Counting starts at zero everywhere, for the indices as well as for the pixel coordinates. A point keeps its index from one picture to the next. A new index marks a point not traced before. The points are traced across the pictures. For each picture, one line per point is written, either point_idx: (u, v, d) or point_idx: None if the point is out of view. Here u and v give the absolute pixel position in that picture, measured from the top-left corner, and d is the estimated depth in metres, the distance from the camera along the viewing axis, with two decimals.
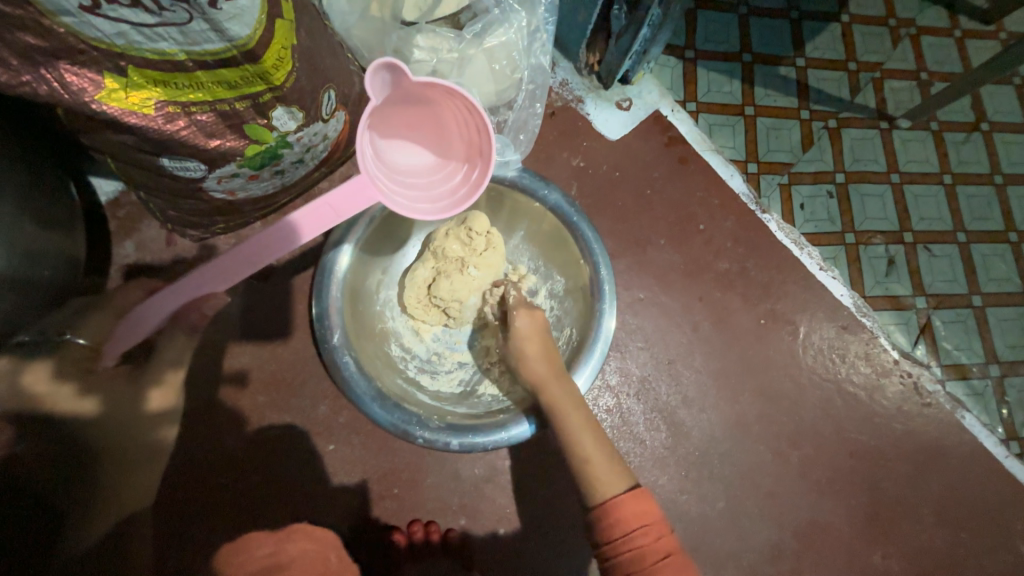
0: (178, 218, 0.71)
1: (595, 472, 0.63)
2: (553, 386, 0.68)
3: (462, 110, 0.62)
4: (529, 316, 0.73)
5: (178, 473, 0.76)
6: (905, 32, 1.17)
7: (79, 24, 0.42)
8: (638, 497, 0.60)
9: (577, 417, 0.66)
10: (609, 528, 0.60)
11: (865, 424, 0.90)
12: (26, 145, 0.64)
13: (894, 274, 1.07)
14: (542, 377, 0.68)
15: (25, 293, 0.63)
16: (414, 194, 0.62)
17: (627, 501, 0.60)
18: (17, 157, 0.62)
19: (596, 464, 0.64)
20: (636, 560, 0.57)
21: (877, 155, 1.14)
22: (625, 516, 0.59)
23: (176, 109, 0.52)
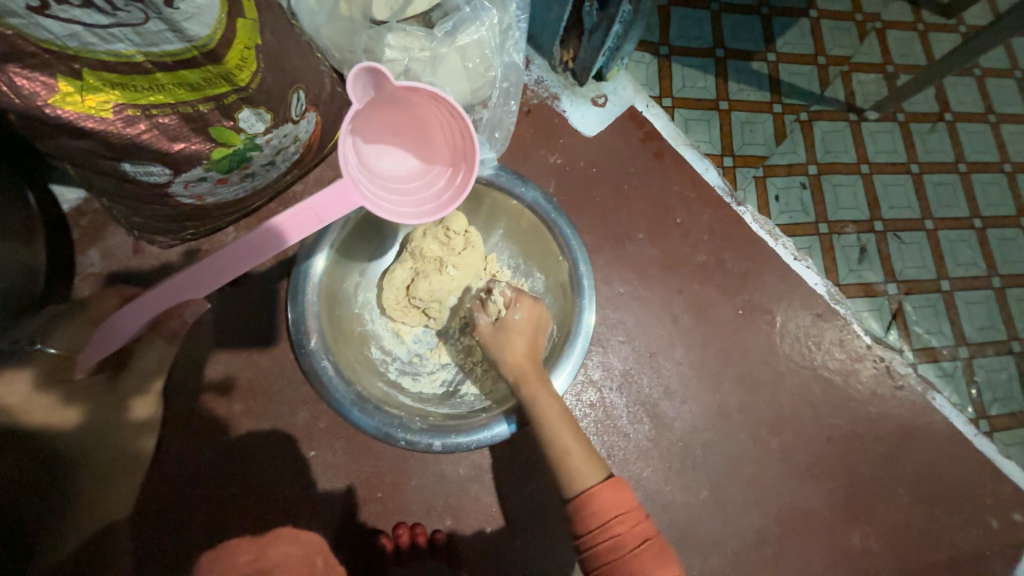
0: (145, 225, 0.69)
1: (573, 465, 0.63)
2: (530, 380, 0.67)
3: (446, 114, 0.62)
4: (530, 308, 0.71)
5: (154, 487, 0.74)
6: (870, 26, 1.21)
7: (26, 26, 0.40)
8: (614, 487, 0.61)
9: (552, 409, 0.66)
10: (586, 518, 0.60)
11: (841, 409, 0.92)
12: None
13: (866, 262, 1.10)
14: (521, 371, 0.68)
15: None
16: (398, 199, 0.61)
17: (604, 491, 0.60)
18: None
19: (575, 456, 0.64)
20: (615, 548, 0.58)
21: (847, 147, 1.16)
22: (604, 507, 0.60)
23: (137, 112, 0.50)
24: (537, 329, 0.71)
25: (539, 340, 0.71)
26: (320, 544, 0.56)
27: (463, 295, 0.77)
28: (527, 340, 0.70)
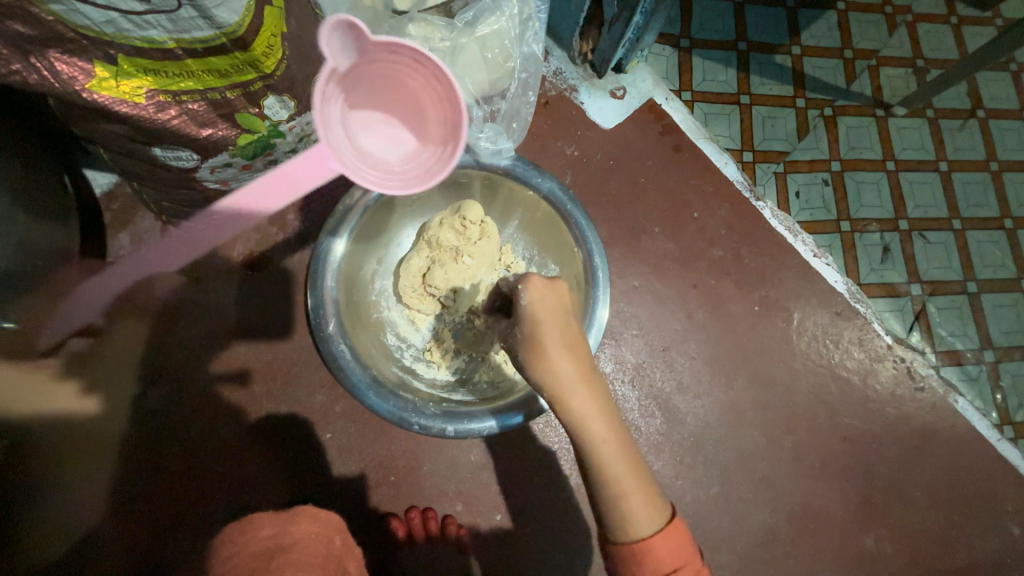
0: (172, 209, 0.72)
1: (629, 509, 0.53)
2: (579, 403, 0.51)
3: (430, 81, 0.56)
4: (541, 291, 0.54)
5: (129, 450, 0.77)
6: (901, 19, 1.17)
7: (67, 12, 0.43)
8: (667, 540, 0.53)
9: (610, 446, 0.52)
10: (638, 566, 0.53)
11: (858, 409, 0.91)
12: (19, 136, 0.64)
13: (889, 261, 1.07)
14: (571, 388, 0.52)
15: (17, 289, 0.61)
16: (387, 173, 0.57)
17: (660, 543, 0.53)
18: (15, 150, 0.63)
19: (632, 500, 0.53)
20: None
21: (872, 144, 1.13)
22: (658, 558, 0.53)
23: (168, 97, 0.52)
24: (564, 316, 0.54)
25: (572, 338, 0.54)
26: (338, 523, 0.58)
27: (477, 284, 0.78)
28: (569, 339, 0.54)
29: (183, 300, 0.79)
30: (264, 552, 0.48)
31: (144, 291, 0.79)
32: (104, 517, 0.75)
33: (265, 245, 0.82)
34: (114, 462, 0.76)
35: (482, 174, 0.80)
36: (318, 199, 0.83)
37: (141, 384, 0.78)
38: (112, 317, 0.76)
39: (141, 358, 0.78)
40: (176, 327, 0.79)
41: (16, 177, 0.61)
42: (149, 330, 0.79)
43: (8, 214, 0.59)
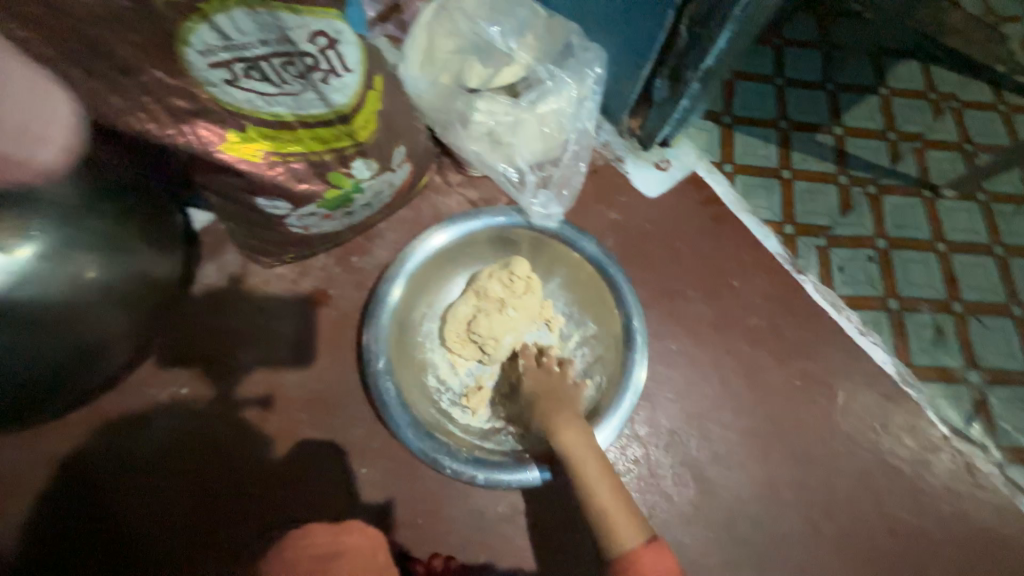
0: (258, 247, 0.81)
1: (613, 522, 0.60)
2: (564, 428, 0.66)
3: None
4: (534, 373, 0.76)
5: (181, 466, 0.81)
6: (946, 105, 1.20)
7: (219, 92, 0.53)
8: (652, 553, 0.58)
9: (592, 465, 0.63)
10: None
11: (909, 502, 0.85)
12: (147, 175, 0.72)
13: (942, 345, 1.04)
14: (556, 419, 0.67)
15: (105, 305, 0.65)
16: None
17: (645, 556, 0.57)
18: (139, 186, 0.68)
19: (613, 517, 0.60)
20: None
21: (920, 224, 1.13)
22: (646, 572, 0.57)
23: (278, 158, 0.61)
24: (552, 380, 0.74)
25: (559, 393, 0.72)
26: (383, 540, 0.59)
27: (517, 335, 0.82)
28: (556, 393, 0.72)
29: (249, 327, 0.87)
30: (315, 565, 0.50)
31: (216, 317, 0.87)
32: (148, 530, 0.78)
33: (329, 283, 0.89)
34: (167, 477, 0.80)
35: (533, 235, 0.87)
36: (380, 245, 0.91)
37: (199, 403, 0.83)
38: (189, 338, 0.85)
39: (205, 378, 0.84)
40: (238, 352, 0.86)
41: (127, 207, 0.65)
42: (217, 351, 0.85)
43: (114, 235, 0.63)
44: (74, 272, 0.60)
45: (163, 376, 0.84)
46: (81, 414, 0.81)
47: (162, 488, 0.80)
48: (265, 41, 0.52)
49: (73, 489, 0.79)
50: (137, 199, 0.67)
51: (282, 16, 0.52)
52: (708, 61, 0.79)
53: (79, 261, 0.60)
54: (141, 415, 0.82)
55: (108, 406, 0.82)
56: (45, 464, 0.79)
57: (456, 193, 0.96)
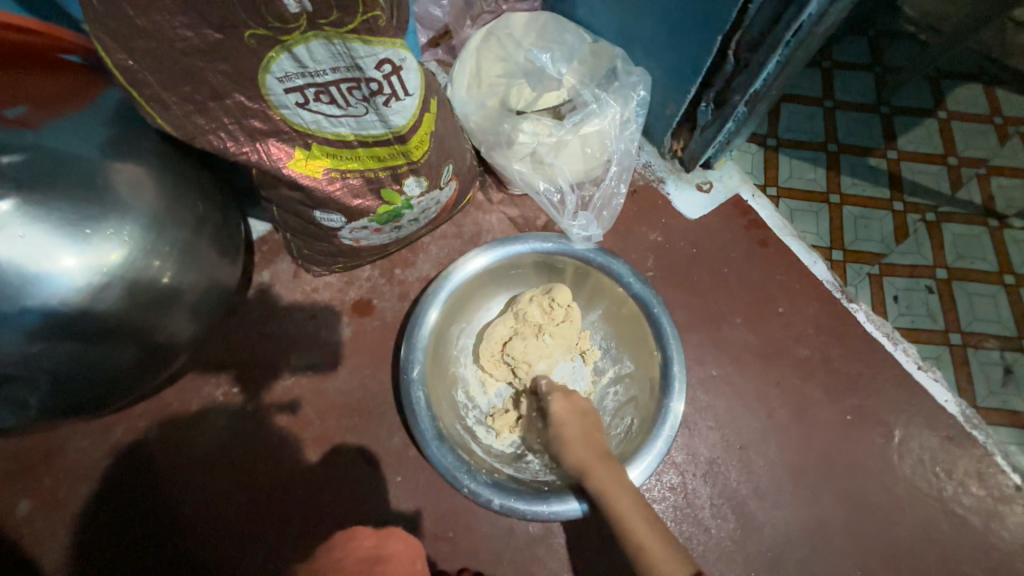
0: (310, 257, 0.85)
1: (652, 555, 0.57)
2: (595, 469, 0.68)
3: None
4: (563, 399, 0.77)
5: (228, 463, 0.85)
6: (1013, 129, 1.14)
7: (290, 115, 0.57)
8: None
9: (625, 501, 0.64)
10: None
11: (978, 556, 0.78)
12: (218, 186, 0.77)
13: (1013, 386, 0.96)
14: (586, 461, 0.69)
15: (169, 308, 0.69)
16: None
17: None
18: (211, 196, 0.74)
19: (654, 552, 0.58)
20: None
21: (985, 254, 1.06)
22: None
23: (337, 174, 0.65)
24: (580, 412, 0.76)
25: (586, 427, 0.74)
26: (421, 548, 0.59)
27: (549, 363, 0.83)
28: (583, 426, 0.74)
29: (297, 332, 0.91)
30: (365, 560, 0.52)
31: (267, 321, 0.92)
32: (195, 522, 0.82)
33: (373, 294, 0.92)
34: (214, 473, 0.84)
35: (575, 263, 0.87)
36: (423, 259, 0.95)
37: (247, 403, 0.87)
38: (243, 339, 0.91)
39: (256, 379, 0.89)
40: (286, 355, 0.90)
41: (199, 216, 0.71)
42: (268, 354, 0.90)
43: (190, 244, 0.69)
44: (151, 276, 0.65)
45: (218, 376, 0.89)
46: (143, 407, 0.87)
47: (208, 481, 0.84)
48: (337, 67, 0.54)
49: (129, 477, 0.84)
50: (208, 211, 0.73)
51: (354, 44, 0.52)
52: (756, 85, 0.78)
53: (155, 266, 0.65)
54: (194, 410, 0.87)
55: (165, 401, 0.87)
56: (107, 452, 0.85)
57: (498, 211, 0.98)
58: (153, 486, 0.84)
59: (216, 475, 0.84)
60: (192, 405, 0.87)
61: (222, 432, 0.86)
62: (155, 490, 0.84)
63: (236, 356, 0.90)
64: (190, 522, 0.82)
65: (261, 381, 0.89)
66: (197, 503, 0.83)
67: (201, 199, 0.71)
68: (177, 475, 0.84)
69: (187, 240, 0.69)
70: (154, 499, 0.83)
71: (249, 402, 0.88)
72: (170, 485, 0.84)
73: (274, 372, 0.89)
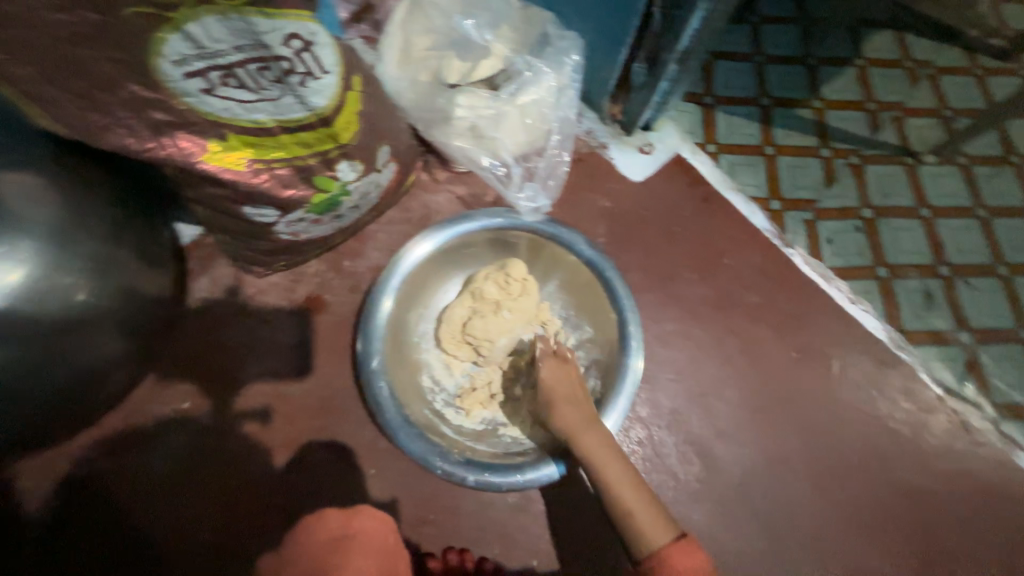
0: (248, 257, 0.80)
1: (638, 518, 0.63)
2: (584, 435, 0.69)
3: None
4: (554, 366, 0.76)
5: (189, 480, 0.81)
6: (922, 72, 1.21)
7: (196, 103, 0.52)
8: (686, 549, 0.60)
9: (613, 466, 0.67)
10: None
11: (912, 462, 0.87)
12: (139, 185, 0.71)
13: (933, 308, 1.05)
14: (575, 426, 0.70)
15: (94, 326, 0.64)
16: None
17: (675, 554, 0.59)
18: (128, 199, 0.68)
19: (639, 513, 0.63)
20: None
21: (903, 191, 1.14)
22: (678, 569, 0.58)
23: (262, 165, 0.61)
24: (570, 380, 0.75)
25: (579, 393, 0.74)
26: (391, 524, 0.58)
27: (511, 338, 0.82)
28: (573, 394, 0.74)
29: (247, 338, 0.87)
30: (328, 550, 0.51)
31: (213, 330, 0.87)
32: (161, 545, 0.78)
33: (324, 289, 0.89)
34: (175, 491, 0.80)
35: (528, 236, 0.87)
36: (372, 247, 0.91)
37: (202, 416, 0.83)
38: (188, 352, 0.85)
39: (209, 391, 0.84)
40: (238, 363, 0.85)
41: (115, 223, 0.65)
42: (219, 365, 0.85)
43: (110, 254, 0.64)
44: (66, 293, 0.60)
45: (166, 393, 0.83)
46: (87, 436, 0.81)
47: (170, 501, 0.80)
48: (240, 46, 0.51)
49: (80, 511, 0.79)
50: (126, 215, 0.67)
51: (253, 19, 0.50)
52: (683, 42, 0.79)
53: (71, 283, 0.60)
54: (142, 430, 0.82)
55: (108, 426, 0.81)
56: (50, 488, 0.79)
57: (444, 191, 0.96)
58: (108, 515, 0.79)
59: (177, 494, 0.80)
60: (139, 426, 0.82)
61: (177, 450, 0.82)
62: (111, 519, 0.79)
63: (183, 370, 0.85)
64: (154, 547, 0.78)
65: (214, 393, 0.84)
66: (159, 525, 0.79)
67: (117, 204, 0.66)
68: (134, 501, 0.80)
69: (106, 251, 0.64)
70: (111, 530, 0.78)
71: (204, 415, 0.83)
72: (126, 512, 0.79)
73: (228, 382, 0.85)
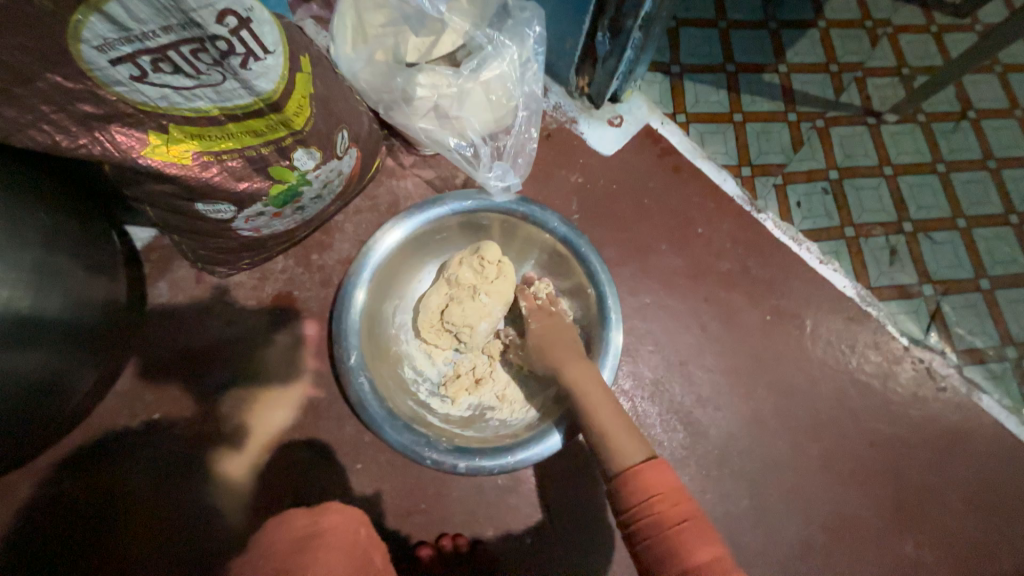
0: (208, 256, 0.76)
1: (611, 436, 0.62)
2: (569, 364, 0.70)
3: None
4: (547, 320, 0.76)
5: (168, 490, 0.78)
6: (881, 31, 1.23)
7: (127, 92, 0.48)
8: (656, 465, 0.58)
9: (593, 390, 0.67)
10: (629, 491, 0.57)
11: (882, 412, 0.91)
12: (65, 186, 0.66)
13: (897, 264, 1.09)
14: (560, 359, 0.70)
15: (36, 337, 0.60)
16: None
17: (646, 467, 0.57)
18: (58, 203, 0.63)
19: (612, 432, 0.62)
20: (659, 532, 0.53)
21: (867, 151, 1.17)
22: (646, 480, 0.57)
23: (210, 158, 0.58)
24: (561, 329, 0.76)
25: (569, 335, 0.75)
26: (362, 517, 0.59)
27: (492, 322, 0.79)
28: (565, 337, 0.74)
29: (215, 341, 0.83)
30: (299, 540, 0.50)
31: (178, 336, 0.83)
32: (143, 558, 0.76)
33: (293, 285, 0.86)
34: (153, 502, 0.78)
35: (501, 217, 0.85)
36: (340, 239, 0.88)
37: (175, 425, 0.80)
38: (154, 361, 0.82)
39: (180, 399, 0.81)
40: (208, 368, 0.82)
41: (48, 229, 0.60)
42: (189, 371, 0.82)
43: (51, 262, 0.60)
44: (4, 306, 0.55)
45: (134, 404, 0.80)
46: (52, 456, 0.78)
47: (148, 513, 0.78)
48: (169, 27, 0.45)
49: (54, 530, 0.76)
50: (59, 219, 0.62)
51: None
52: (646, 7, 0.76)
53: (7, 295, 0.56)
54: (113, 442, 0.79)
55: (75, 441, 0.78)
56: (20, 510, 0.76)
57: (411, 175, 0.93)
58: (84, 532, 0.76)
59: (156, 505, 0.78)
60: (110, 438, 0.79)
61: (152, 460, 0.79)
62: (88, 536, 0.76)
63: (150, 379, 0.81)
64: (136, 561, 0.76)
65: (186, 400, 0.81)
66: (140, 538, 0.77)
67: (49, 209, 0.61)
68: (111, 515, 0.77)
69: (44, 259, 0.59)
70: (89, 547, 0.76)
71: (177, 423, 0.81)
72: (103, 527, 0.77)
73: (199, 388, 0.82)
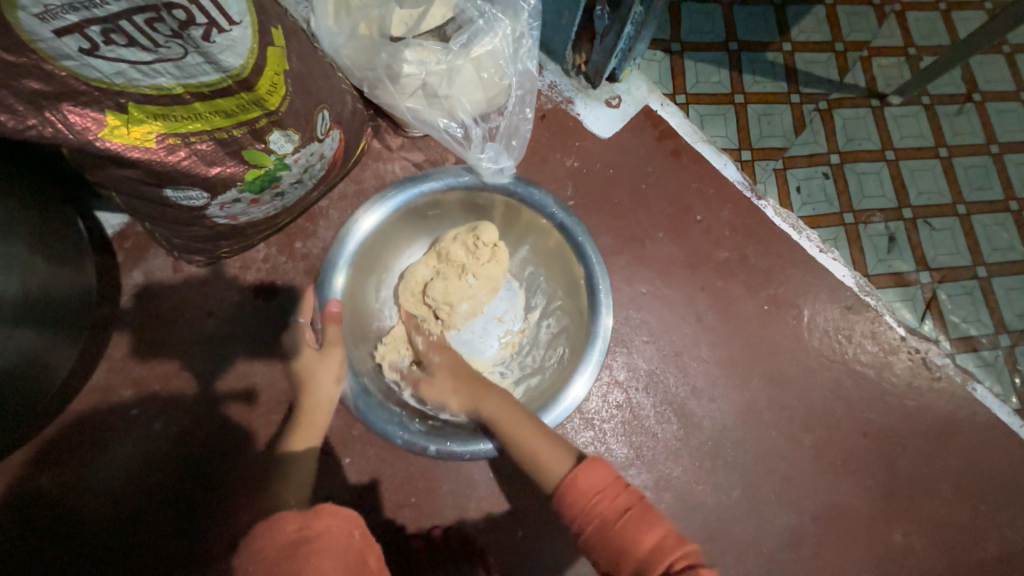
0: (183, 245, 0.73)
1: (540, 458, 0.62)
2: (486, 397, 0.70)
3: None
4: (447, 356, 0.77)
5: (148, 485, 0.76)
6: (889, 9, 1.17)
7: (78, 67, 0.44)
8: (588, 466, 0.57)
9: (515, 419, 0.67)
10: (569, 506, 0.56)
11: (876, 402, 0.91)
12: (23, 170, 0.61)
13: (896, 251, 1.07)
14: (476, 394, 0.71)
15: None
16: None
17: (578, 475, 0.56)
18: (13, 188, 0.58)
19: (539, 453, 0.62)
20: (600, 533, 0.53)
21: (869, 134, 1.13)
22: (582, 489, 0.55)
23: (177, 140, 0.53)
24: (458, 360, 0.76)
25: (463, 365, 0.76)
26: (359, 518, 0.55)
27: (473, 304, 0.79)
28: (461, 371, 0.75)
29: (194, 333, 0.80)
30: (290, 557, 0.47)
31: (156, 328, 0.80)
32: (125, 554, 0.74)
33: (275, 274, 0.82)
34: (133, 498, 0.76)
35: (497, 199, 0.83)
36: (324, 226, 0.85)
37: (154, 419, 0.78)
38: (131, 353, 0.79)
39: (160, 393, 0.78)
40: (188, 361, 0.79)
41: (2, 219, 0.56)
42: (168, 363, 0.79)
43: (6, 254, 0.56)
44: None
45: (112, 398, 0.78)
46: (26, 452, 0.75)
47: (128, 509, 0.75)
48: None
49: (31, 527, 0.74)
50: (13, 207, 0.58)
51: None
52: None
53: None
54: (91, 437, 0.76)
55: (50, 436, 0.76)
56: None
57: (399, 158, 0.89)
58: (64, 528, 0.74)
59: (136, 500, 0.76)
60: (86, 433, 0.76)
61: (130, 455, 0.77)
62: (67, 533, 0.74)
63: (128, 372, 0.78)
64: (117, 557, 0.74)
65: (166, 394, 0.78)
66: (121, 535, 0.75)
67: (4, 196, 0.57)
68: (89, 511, 0.75)
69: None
70: (68, 543, 0.74)
71: (155, 417, 0.78)
72: (83, 523, 0.74)
73: (179, 381, 0.79)
